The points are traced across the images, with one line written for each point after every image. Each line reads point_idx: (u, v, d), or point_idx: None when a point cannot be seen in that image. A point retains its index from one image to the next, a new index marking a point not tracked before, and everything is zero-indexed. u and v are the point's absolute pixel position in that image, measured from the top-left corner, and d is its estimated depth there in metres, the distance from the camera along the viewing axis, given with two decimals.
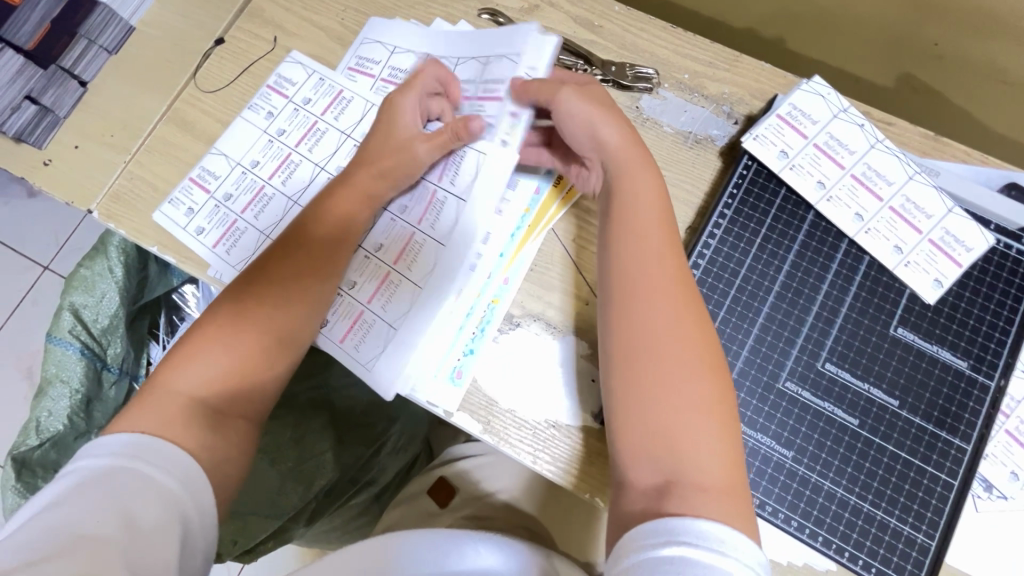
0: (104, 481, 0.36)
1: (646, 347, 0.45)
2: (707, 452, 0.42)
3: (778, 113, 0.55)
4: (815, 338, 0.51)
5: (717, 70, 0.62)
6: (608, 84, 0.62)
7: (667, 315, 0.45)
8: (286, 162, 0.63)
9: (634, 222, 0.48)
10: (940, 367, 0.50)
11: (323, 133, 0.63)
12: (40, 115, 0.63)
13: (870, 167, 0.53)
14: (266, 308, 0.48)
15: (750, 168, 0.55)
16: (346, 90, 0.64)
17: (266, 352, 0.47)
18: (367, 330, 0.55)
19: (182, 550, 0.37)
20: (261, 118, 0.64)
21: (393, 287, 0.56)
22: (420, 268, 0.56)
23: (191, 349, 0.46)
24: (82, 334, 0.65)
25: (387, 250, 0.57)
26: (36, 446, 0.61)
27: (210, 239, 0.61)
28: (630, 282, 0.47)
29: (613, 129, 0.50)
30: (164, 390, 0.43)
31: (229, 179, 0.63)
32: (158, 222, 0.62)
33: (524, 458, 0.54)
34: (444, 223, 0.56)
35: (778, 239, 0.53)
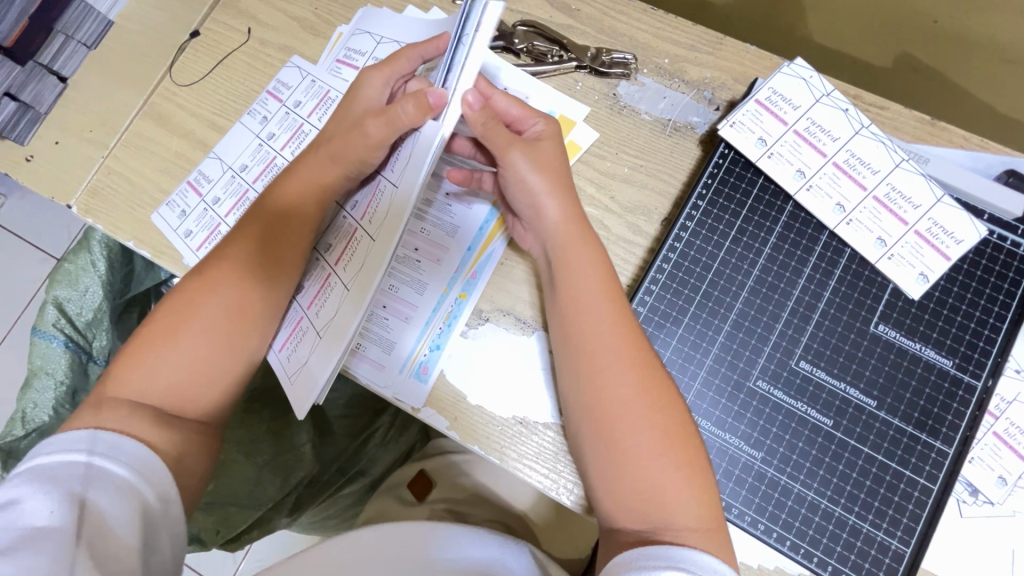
0: (62, 478, 0.37)
1: (609, 406, 0.43)
2: (687, 495, 0.41)
3: (757, 98, 0.52)
4: (790, 336, 0.49)
5: (699, 54, 0.59)
6: (584, 71, 0.60)
7: (621, 374, 0.43)
8: (269, 166, 0.62)
9: (581, 286, 0.46)
10: (923, 366, 0.47)
11: (306, 135, 0.62)
12: (21, 112, 0.63)
13: (852, 154, 0.50)
14: (206, 313, 0.47)
15: (727, 157, 0.53)
16: (333, 90, 0.63)
17: (217, 356, 0.47)
18: (301, 339, 0.51)
19: (147, 541, 0.38)
20: (256, 122, 0.64)
21: (328, 291, 0.51)
22: (353, 267, 0.49)
23: (139, 353, 0.46)
24: (66, 326, 0.67)
25: (332, 252, 0.52)
26: (21, 436, 0.61)
27: (194, 242, 0.61)
28: (583, 343, 0.45)
29: (553, 195, 0.47)
30: (115, 396, 0.43)
31: (220, 182, 0.63)
32: (154, 222, 0.62)
33: (490, 456, 0.53)
34: (380, 214, 0.47)
35: (755, 231, 0.51)
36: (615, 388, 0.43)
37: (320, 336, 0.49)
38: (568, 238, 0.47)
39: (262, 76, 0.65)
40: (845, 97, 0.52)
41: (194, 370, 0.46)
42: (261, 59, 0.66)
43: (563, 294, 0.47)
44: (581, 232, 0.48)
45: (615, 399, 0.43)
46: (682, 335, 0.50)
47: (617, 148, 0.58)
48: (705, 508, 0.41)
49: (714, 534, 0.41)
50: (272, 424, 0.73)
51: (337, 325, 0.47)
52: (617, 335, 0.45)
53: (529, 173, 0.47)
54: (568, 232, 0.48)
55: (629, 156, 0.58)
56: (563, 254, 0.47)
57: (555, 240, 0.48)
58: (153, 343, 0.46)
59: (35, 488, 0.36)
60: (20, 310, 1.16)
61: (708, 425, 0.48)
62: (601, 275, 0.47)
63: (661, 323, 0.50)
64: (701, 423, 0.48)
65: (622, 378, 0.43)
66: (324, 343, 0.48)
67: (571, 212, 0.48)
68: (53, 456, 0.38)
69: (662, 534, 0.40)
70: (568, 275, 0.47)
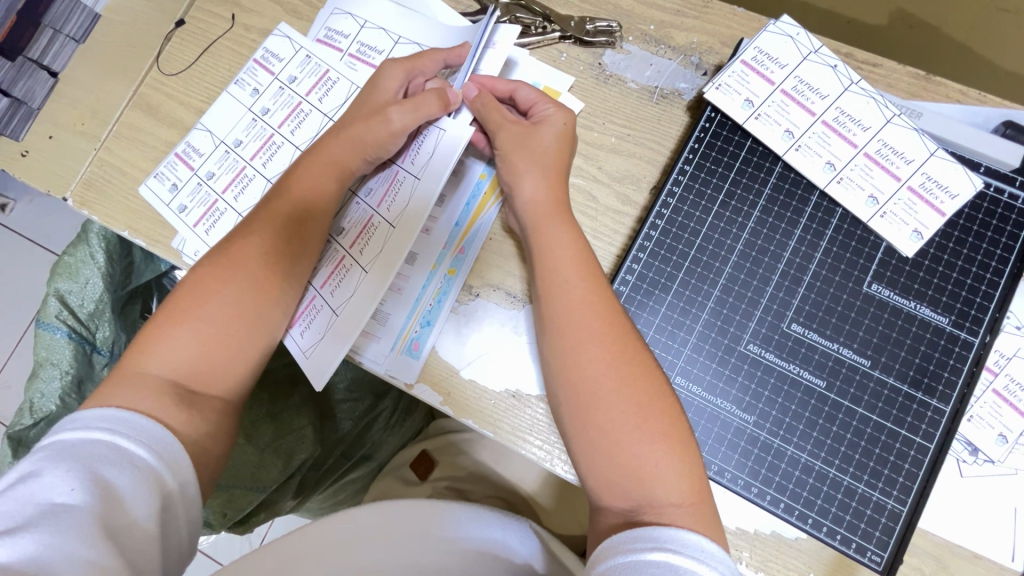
0: (83, 456, 0.36)
1: (585, 384, 0.43)
2: (670, 469, 0.41)
3: (743, 58, 0.51)
4: (781, 299, 0.48)
5: (686, 18, 0.59)
6: (569, 41, 0.60)
7: (599, 349, 0.43)
8: (267, 142, 0.62)
9: (557, 264, 0.46)
10: (918, 325, 0.46)
11: (306, 115, 0.62)
12: (13, 107, 0.65)
13: (843, 112, 0.49)
14: (222, 293, 0.47)
15: (714, 120, 0.52)
16: (332, 70, 0.62)
17: (237, 337, 0.46)
18: (315, 317, 0.52)
19: (164, 524, 0.38)
20: (247, 94, 0.64)
21: (345, 272, 0.52)
22: (373, 249, 0.52)
23: (159, 331, 0.45)
24: (69, 318, 0.68)
25: (347, 236, 0.53)
26: (31, 425, 0.64)
27: (191, 217, 0.62)
28: (561, 321, 0.45)
29: (538, 175, 0.49)
30: (138, 372, 0.43)
31: (212, 156, 0.63)
32: (142, 195, 0.63)
33: (484, 430, 0.53)
34: (400, 203, 0.52)
35: (744, 193, 0.50)
36: (596, 364, 0.43)
37: (336, 316, 0.51)
38: (551, 209, 0.49)
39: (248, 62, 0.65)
40: (834, 53, 0.51)
41: (218, 348, 0.46)
42: (246, 45, 0.66)
43: (543, 271, 0.47)
44: (563, 213, 0.49)
45: (601, 374, 0.43)
46: (671, 301, 0.49)
47: (604, 118, 0.58)
48: (691, 482, 0.41)
49: (701, 509, 0.40)
50: (271, 407, 0.74)
51: (357, 307, 0.51)
52: (601, 307, 0.45)
53: (516, 155, 0.50)
54: (547, 211, 0.48)
55: (616, 125, 0.57)
56: (545, 233, 0.48)
57: (539, 219, 0.48)
58: (172, 321, 0.46)
59: (55, 463, 0.35)
60: (31, 311, 1.18)
61: (698, 390, 0.47)
62: (580, 252, 0.47)
63: (650, 291, 0.49)
64: (692, 389, 0.47)
65: (606, 353, 0.43)
66: (344, 321, 0.51)
67: (555, 191, 0.49)
68: (75, 432, 0.37)
69: (648, 512, 0.39)
70: (549, 254, 0.47)
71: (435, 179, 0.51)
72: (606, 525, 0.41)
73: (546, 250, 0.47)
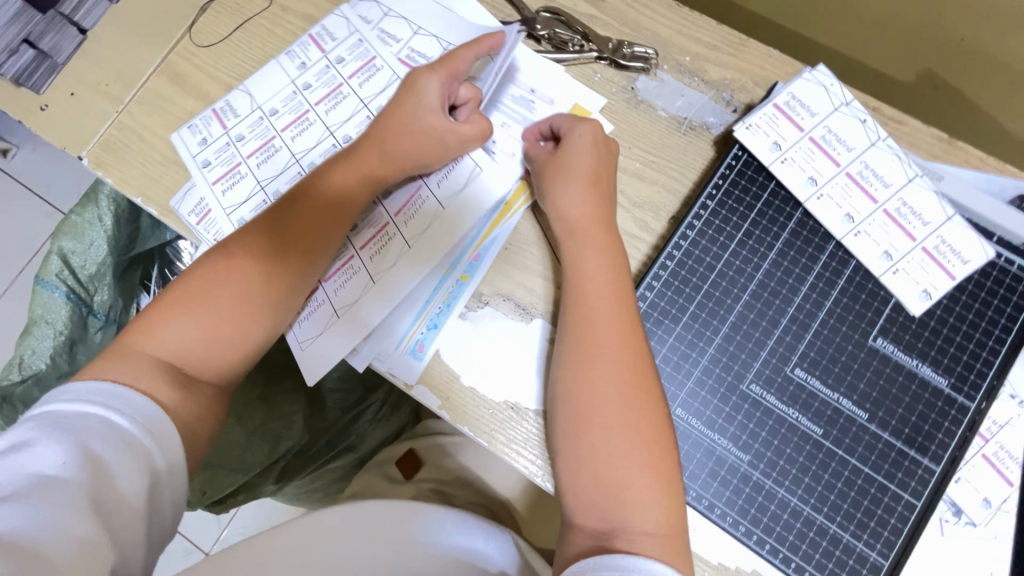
0: (75, 428, 0.36)
1: (586, 404, 0.44)
2: (649, 498, 0.41)
3: (775, 102, 0.52)
4: (788, 342, 0.48)
5: (721, 55, 0.60)
6: (604, 63, 0.60)
7: (608, 374, 0.44)
8: (301, 118, 0.62)
9: (583, 285, 0.47)
10: (918, 383, 0.47)
11: (343, 98, 0.62)
12: (37, 59, 0.64)
13: (868, 166, 0.50)
14: (240, 275, 0.46)
15: (740, 158, 0.52)
16: (378, 59, 0.62)
17: (242, 321, 0.46)
18: (314, 310, 0.54)
19: (151, 502, 0.38)
20: (294, 66, 0.63)
21: (352, 273, 0.54)
22: (384, 259, 0.54)
23: (167, 309, 0.45)
24: (69, 278, 0.67)
25: (359, 236, 0.55)
26: (18, 382, 0.63)
27: (212, 174, 0.61)
28: (576, 340, 0.45)
29: (582, 203, 0.50)
30: (139, 348, 0.43)
31: (247, 120, 0.63)
32: (173, 143, 0.63)
33: (479, 438, 0.53)
34: (418, 222, 0.55)
35: (762, 235, 0.50)
36: (602, 390, 0.43)
37: (338, 314, 0.54)
38: (576, 230, 0.49)
39: (282, 43, 0.65)
40: (865, 108, 0.52)
41: (219, 334, 0.45)
42: (281, 25, 0.66)
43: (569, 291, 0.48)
44: (598, 236, 0.49)
45: (603, 398, 0.43)
46: (680, 332, 0.49)
47: (631, 143, 0.59)
48: (667, 514, 0.41)
49: (673, 542, 0.40)
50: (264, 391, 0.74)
51: (361, 314, 0.53)
52: (620, 339, 0.45)
53: (563, 182, 0.50)
54: (580, 233, 0.49)
55: (641, 151, 0.58)
56: (574, 256, 0.48)
57: (567, 241, 0.49)
58: (178, 301, 0.45)
59: (46, 433, 0.35)
60: (24, 263, 1.16)
61: (698, 424, 0.47)
62: (610, 275, 0.47)
63: (660, 320, 0.49)
64: (692, 422, 0.48)
65: (614, 383, 0.43)
66: (346, 325, 0.53)
67: (597, 215, 0.50)
68: (67, 404, 0.37)
69: (619, 537, 0.40)
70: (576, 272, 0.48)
71: (461, 215, 0.55)
72: (577, 544, 0.41)
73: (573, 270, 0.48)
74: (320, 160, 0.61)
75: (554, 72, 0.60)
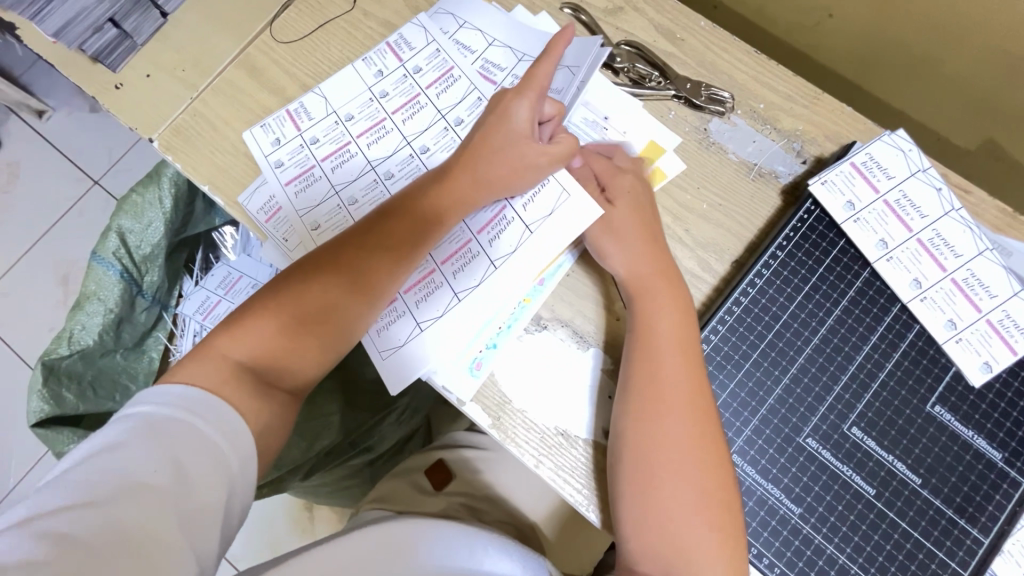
0: (163, 433, 0.39)
1: (654, 458, 0.45)
2: (710, 554, 0.43)
3: (852, 161, 0.52)
4: (846, 400, 0.49)
5: (795, 105, 0.61)
6: (680, 101, 0.61)
7: (677, 429, 0.45)
8: (377, 125, 0.62)
9: (655, 338, 0.48)
10: (972, 453, 0.48)
11: (420, 107, 0.62)
12: (119, 39, 0.64)
13: (939, 235, 0.51)
14: (328, 288, 0.48)
15: (812, 213, 0.53)
16: (456, 69, 0.63)
17: (327, 335, 0.48)
18: (394, 320, 0.55)
19: (225, 507, 0.40)
20: (371, 74, 0.64)
21: (432, 287, 0.55)
22: (465, 277, 0.54)
23: (250, 319, 0.47)
24: (124, 257, 0.67)
25: (443, 252, 0.55)
26: (66, 355, 0.64)
27: (286, 176, 0.62)
28: (645, 387, 0.47)
29: (651, 254, 0.51)
30: (221, 355, 0.45)
31: (322, 124, 0.63)
32: (245, 140, 0.63)
33: (527, 461, 0.54)
34: (502, 241, 0.54)
35: (828, 291, 0.51)
36: (669, 444, 0.45)
37: (420, 329, 0.54)
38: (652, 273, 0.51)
39: (360, 47, 0.66)
40: (939, 176, 0.53)
41: (297, 348, 0.47)
42: (362, 29, 0.66)
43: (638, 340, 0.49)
44: (672, 292, 0.50)
45: (669, 453, 0.45)
46: (741, 379, 0.50)
47: (700, 183, 0.59)
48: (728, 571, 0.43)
49: None
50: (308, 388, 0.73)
51: (444, 331, 0.53)
52: (690, 394, 0.46)
53: (627, 222, 0.53)
54: (653, 287, 0.50)
55: (709, 193, 0.59)
56: (647, 309, 0.49)
57: (639, 292, 0.51)
58: (261, 314, 0.47)
59: (140, 436, 0.38)
60: None
61: (752, 472, 0.48)
62: (682, 325, 0.49)
63: (722, 364, 0.50)
64: (746, 469, 0.48)
65: (680, 437, 0.45)
66: (425, 338, 0.54)
67: (669, 272, 0.51)
68: (157, 409, 0.40)
69: None
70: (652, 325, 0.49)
71: (548, 245, 0.53)
72: None
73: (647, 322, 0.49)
74: (396, 168, 0.61)
75: (630, 105, 0.61)
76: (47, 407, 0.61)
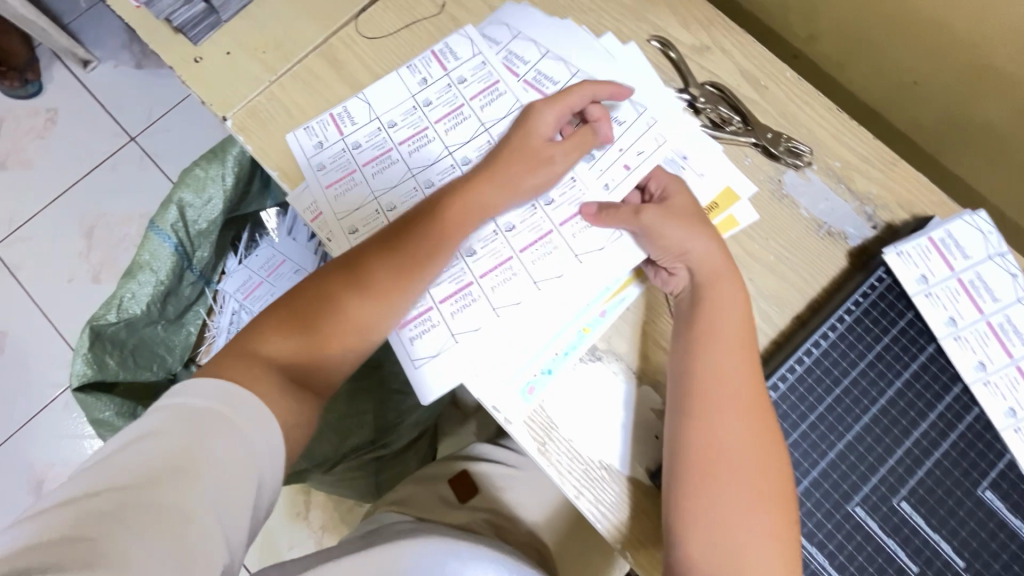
0: (195, 422, 0.38)
1: (723, 499, 0.45)
2: None
3: (931, 236, 0.52)
4: (899, 473, 0.49)
5: (871, 168, 0.61)
6: (758, 149, 0.61)
7: (746, 470, 0.46)
8: (419, 133, 0.62)
9: (718, 376, 0.48)
10: (1017, 543, 0.48)
11: (463, 119, 0.62)
12: (205, 13, 0.65)
13: (1009, 321, 0.51)
14: (361, 294, 0.49)
15: (884, 281, 0.52)
16: (502, 83, 0.63)
17: (362, 330, 0.50)
18: (427, 329, 0.55)
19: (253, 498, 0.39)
20: (415, 81, 0.64)
21: (469, 299, 0.56)
22: (504, 294, 0.56)
23: (278, 320, 0.48)
24: (181, 231, 0.68)
25: (479, 261, 0.56)
26: (112, 322, 0.65)
27: (327, 178, 0.61)
28: (707, 414, 0.47)
29: (722, 286, 0.51)
30: (254, 353, 0.46)
31: (364, 126, 0.63)
32: (287, 143, 0.63)
33: (569, 491, 0.53)
34: (544, 261, 0.56)
35: (891, 361, 0.51)
36: (733, 485, 0.46)
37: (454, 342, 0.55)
38: (706, 278, 0.51)
39: None
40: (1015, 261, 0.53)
41: (330, 347, 0.49)
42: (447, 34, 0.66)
43: (701, 376, 0.48)
44: (736, 329, 0.50)
45: (736, 495, 0.45)
46: (796, 439, 0.50)
47: (769, 234, 0.59)
48: None
49: None
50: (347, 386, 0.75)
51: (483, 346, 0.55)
52: (753, 435, 0.46)
53: (670, 224, 0.53)
54: (718, 322, 0.50)
55: (777, 245, 0.59)
56: (710, 346, 0.49)
57: (701, 325, 0.50)
58: (295, 316, 0.49)
59: (170, 426, 0.38)
60: None
61: None
62: (744, 364, 0.48)
63: (779, 422, 0.50)
64: None
65: (746, 478, 0.46)
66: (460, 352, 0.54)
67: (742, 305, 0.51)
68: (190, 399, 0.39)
69: None
70: (713, 361, 0.48)
71: (594, 272, 0.56)
72: None
73: (712, 361, 0.49)
74: (437, 177, 0.61)
75: (708, 146, 0.61)
76: (90, 372, 0.62)
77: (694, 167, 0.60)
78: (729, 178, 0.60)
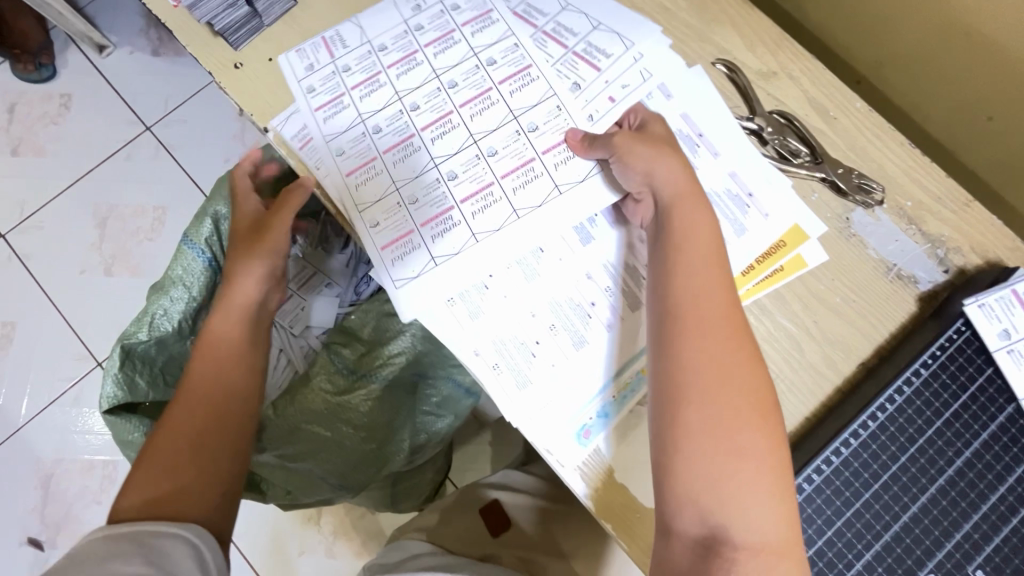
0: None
1: (730, 493, 0.43)
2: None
3: (1014, 288, 0.51)
4: (974, 539, 0.47)
5: (943, 208, 0.58)
6: (827, 184, 0.58)
7: (744, 461, 0.44)
8: (410, 57, 0.61)
9: (690, 370, 0.46)
10: None
11: (491, 103, 0.59)
12: (247, 18, 0.61)
13: None
14: (168, 449, 0.53)
15: (962, 334, 0.51)
16: (534, 68, 0.60)
17: (188, 460, 0.52)
18: (409, 250, 0.56)
19: None
20: (407, 7, 0.62)
21: (448, 224, 0.56)
22: (486, 220, 0.56)
23: (160, 471, 0.52)
24: (215, 245, 0.67)
25: (459, 186, 0.57)
26: (143, 341, 0.64)
27: (315, 100, 0.59)
28: (691, 406, 0.45)
29: (701, 263, 0.49)
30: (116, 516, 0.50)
31: (356, 52, 0.61)
32: (279, 66, 0.61)
33: (623, 543, 0.51)
34: (525, 187, 0.57)
35: (968, 421, 0.49)
36: (736, 479, 0.44)
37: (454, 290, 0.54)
38: (672, 198, 0.52)
39: None
40: None
41: (166, 481, 0.51)
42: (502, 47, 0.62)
43: (670, 369, 0.46)
44: (707, 317, 0.47)
45: (739, 491, 0.43)
46: (868, 500, 0.48)
47: (835, 276, 0.56)
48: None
49: None
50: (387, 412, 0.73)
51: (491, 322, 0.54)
52: (743, 422, 0.45)
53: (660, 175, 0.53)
54: (691, 309, 0.48)
55: (843, 286, 0.56)
56: (682, 339, 0.47)
57: (676, 318, 0.48)
58: (160, 460, 0.52)
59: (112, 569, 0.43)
60: None
61: None
62: (714, 356, 0.46)
63: (850, 481, 0.48)
64: None
65: (747, 472, 0.44)
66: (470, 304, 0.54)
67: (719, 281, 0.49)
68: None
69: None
70: (692, 355, 0.46)
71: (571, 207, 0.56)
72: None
73: (685, 354, 0.46)
74: (461, 168, 0.58)
75: (777, 180, 0.58)
76: (119, 393, 0.62)
77: (762, 202, 0.58)
78: (797, 216, 0.57)
